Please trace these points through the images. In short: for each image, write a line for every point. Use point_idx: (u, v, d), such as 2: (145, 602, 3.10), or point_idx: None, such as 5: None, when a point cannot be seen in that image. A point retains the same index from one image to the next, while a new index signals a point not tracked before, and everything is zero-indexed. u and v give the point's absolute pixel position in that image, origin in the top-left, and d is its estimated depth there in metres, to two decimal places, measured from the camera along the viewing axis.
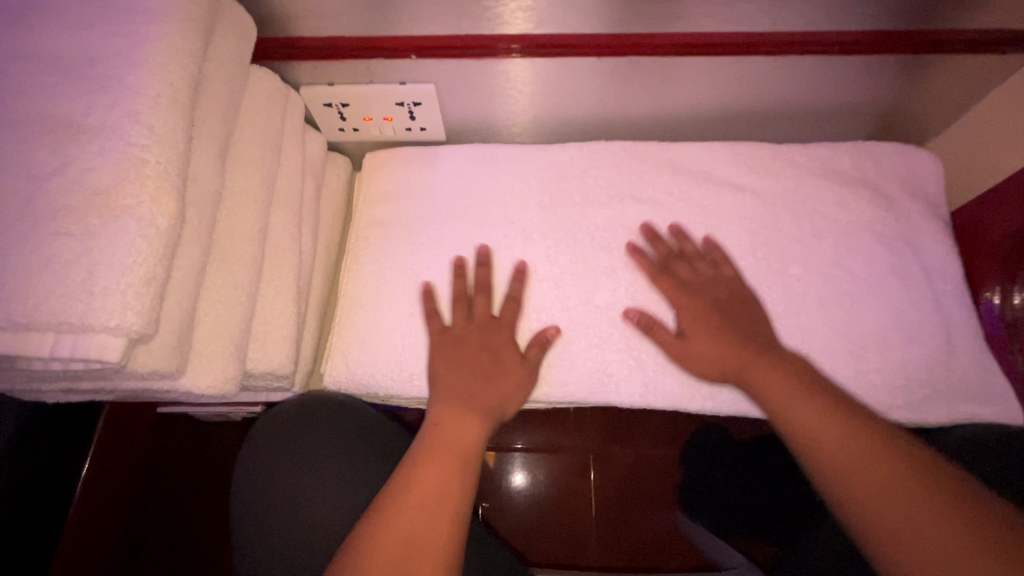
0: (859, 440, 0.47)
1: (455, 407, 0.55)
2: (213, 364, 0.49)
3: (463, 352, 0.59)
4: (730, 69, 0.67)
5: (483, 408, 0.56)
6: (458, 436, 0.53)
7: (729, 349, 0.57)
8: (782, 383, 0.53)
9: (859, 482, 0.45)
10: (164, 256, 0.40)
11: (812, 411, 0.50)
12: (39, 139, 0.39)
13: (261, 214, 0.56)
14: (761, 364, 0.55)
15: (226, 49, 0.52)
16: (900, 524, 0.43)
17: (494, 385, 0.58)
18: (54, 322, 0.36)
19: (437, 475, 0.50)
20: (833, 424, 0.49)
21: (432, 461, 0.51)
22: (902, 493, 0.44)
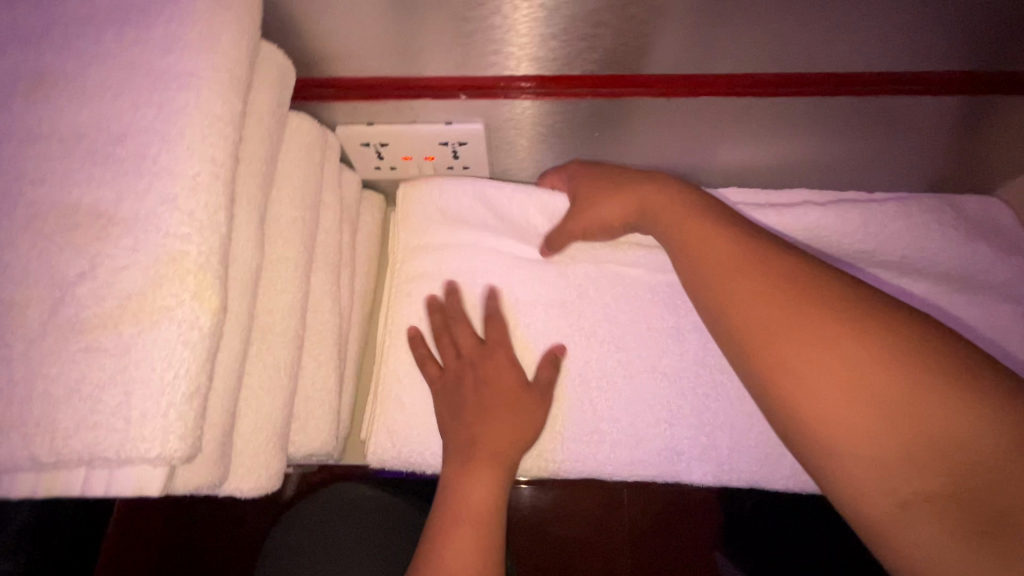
0: (803, 321, 0.39)
1: (473, 466, 0.51)
2: (257, 461, 0.45)
3: (462, 396, 0.55)
4: (812, 110, 0.61)
5: (501, 461, 0.52)
6: (481, 500, 0.50)
7: (622, 197, 0.55)
8: (675, 206, 0.50)
9: (801, 374, 0.38)
10: (206, 363, 0.34)
11: (753, 283, 0.43)
12: (61, 233, 0.33)
13: (301, 280, 0.50)
14: (665, 198, 0.51)
15: (265, 103, 0.46)
16: (828, 401, 0.37)
17: (503, 435, 0.53)
18: (86, 458, 0.31)
19: (469, 538, 0.48)
20: (783, 296, 0.41)
21: (463, 523, 0.48)
22: (844, 371, 0.37)
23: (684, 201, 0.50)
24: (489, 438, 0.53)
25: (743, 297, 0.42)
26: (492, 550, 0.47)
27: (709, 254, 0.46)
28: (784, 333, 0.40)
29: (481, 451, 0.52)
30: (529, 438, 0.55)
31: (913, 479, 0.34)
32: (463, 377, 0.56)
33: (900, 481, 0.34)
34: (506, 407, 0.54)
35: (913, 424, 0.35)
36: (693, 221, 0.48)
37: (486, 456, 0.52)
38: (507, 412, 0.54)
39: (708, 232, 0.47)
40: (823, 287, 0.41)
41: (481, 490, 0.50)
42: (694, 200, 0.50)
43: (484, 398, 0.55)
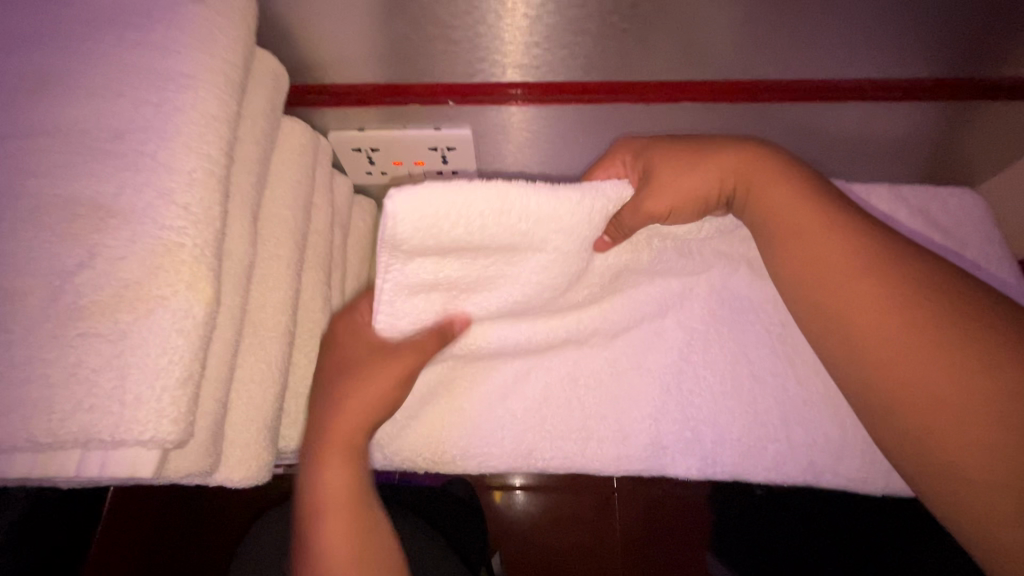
0: (888, 320, 0.40)
1: (330, 458, 0.48)
2: (248, 452, 0.46)
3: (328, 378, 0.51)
4: (784, 114, 0.64)
5: (358, 443, 0.49)
6: (342, 492, 0.47)
7: (714, 170, 0.49)
8: (803, 197, 0.46)
9: (901, 381, 0.39)
10: (198, 349, 0.35)
11: (834, 242, 0.44)
12: (61, 225, 0.34)
13: (292, 277, 0.51)
14: (770, 180, 0.47)
15: (259, 105, 0.48)
16: (911, 390, 0.39)
17: (352, 416, 0.49)
18: (81, 440, 0.32)
19: (343, 532, 0.46)
20: (860, 279, 0.42)
21: (327, 519, 0.46)
22: (930, 367, 0.38)
23: (771, 179, 0.47)
24: (344, 423, 0.49)
25: (823, 289, 0.44)
26: (366, 540, 0.46)
27: (796, 248, 0.45)
28: (856, 332, 0.42)
29: (334, 443, 0.48)
30: (385, 401, 0.50)
31: (993, 460, 0.36)
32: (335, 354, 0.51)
33: (999, 466, 0.36)
34: (357, 382, 0.50)
35: (988, 401, 0.36)
36: (778, 191, 0.47)
37: (339, 446, 0.48)
38: (362, 393, 0.49)
39: (799, 220, 0.45)
40: (893, 274, 0.41)
41: (336, 481, 0.47)
42: (802, 184, 0.47)
43: (342, 372, 0.50)
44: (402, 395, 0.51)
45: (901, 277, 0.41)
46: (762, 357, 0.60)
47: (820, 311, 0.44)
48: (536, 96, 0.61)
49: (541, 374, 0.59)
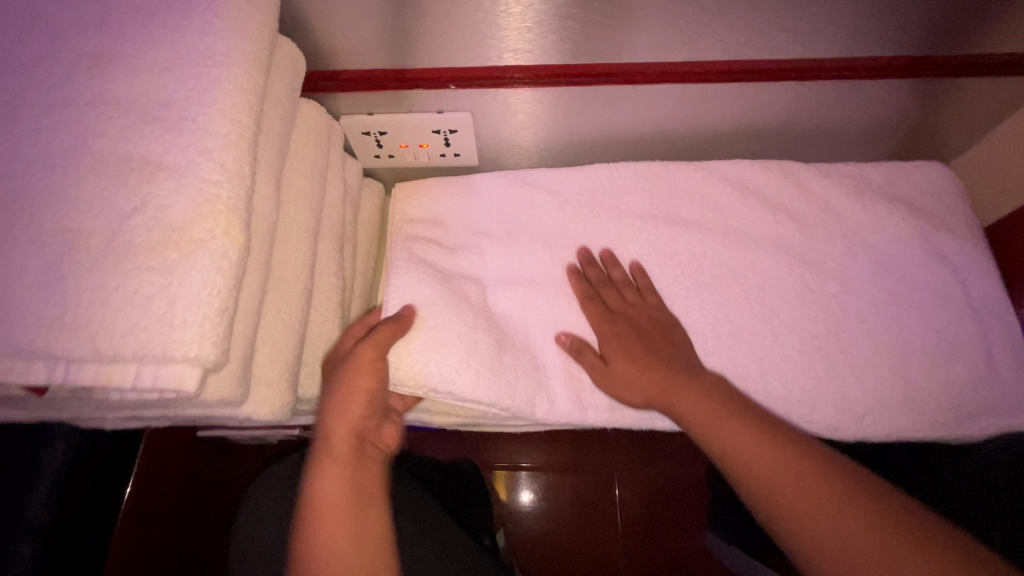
0: (796, 468, 0.48)
1: (333, 470, 0.51)
2: (271, 393, 0.50)
3: (332, 394, 0.55)
4: (758, 92, 0.69)
5: (357, 458, 0.52)
6: (342, 493, 0.50)
7: (652, 382, 0.57)
8: (712, 415, 0.54)
9: (800, 512, 0.46)
10: (233, 286, 0.41)
11: (743, 435, 0.51)
12: (118, 177, 0.40)
13: (310, 242, 0.57)
14: (687, 387, 0.56)
15: (281, 84, 0.54)
16: (799, 500, 0.47)
17: (347, 430, 0.53)
18: (137, 355, 0.37)
19: (348, 526, 0.48)
20: (770, 451, 0.50)
21: (329, 518, 0.48)
22: (819, 493, 0.46)
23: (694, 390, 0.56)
24: (336, 431, 0.53)
25: (739, 456, 0.51)
26: (370, 529, 0.49)
27: (725, 449, 0.52)
28: (782, 476, 0.48)
29: (333, 454, 0.52)
30: (378, 415, 0.54)
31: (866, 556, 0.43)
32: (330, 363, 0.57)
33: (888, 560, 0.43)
34: (339, 398, 0.54)
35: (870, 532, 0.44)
36: (731, 429, 0.52)
37: (336, 451, 0.52)
38: (355, 393, 0.54)
39: (716, 421, 0.53)
40: (782, 444, 0.50)
41: (336, 485, 0.50)
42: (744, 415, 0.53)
43: (342, 386, 0.54)
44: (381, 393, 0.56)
45: (806, 471, 0.48)
46: (740, 317, 0.65)
47: (737, 473, 0.51)
48: (540, 80, 0.67)
49: (539, 331, 0.66)
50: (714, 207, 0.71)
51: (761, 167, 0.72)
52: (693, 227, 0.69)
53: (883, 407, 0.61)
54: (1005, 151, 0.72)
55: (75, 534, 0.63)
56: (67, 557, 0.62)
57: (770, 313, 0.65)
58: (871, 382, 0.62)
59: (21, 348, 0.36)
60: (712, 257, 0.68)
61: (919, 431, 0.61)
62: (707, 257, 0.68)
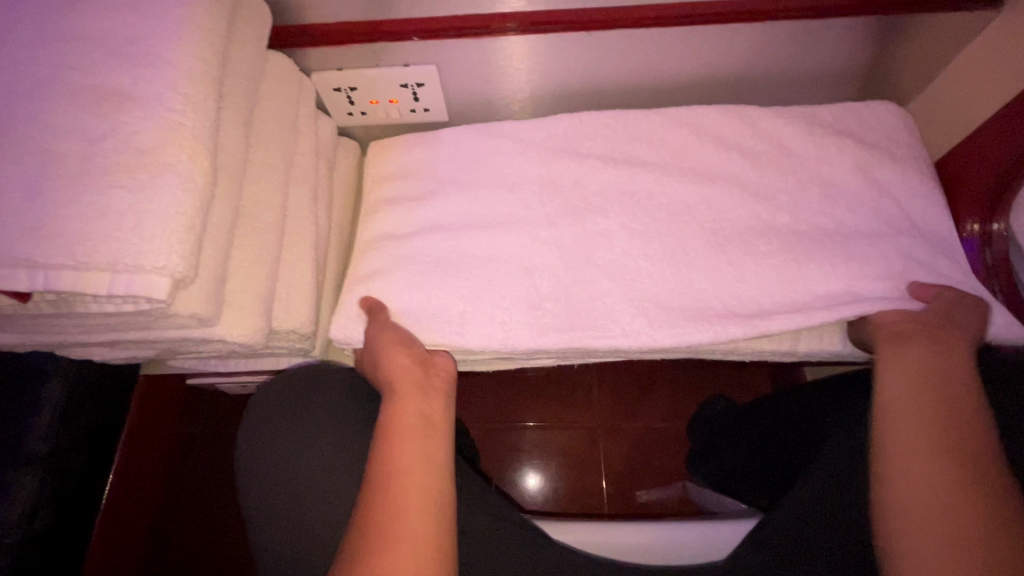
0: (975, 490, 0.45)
1: (411, 401, 0.56)
2: (245, 316, 0.54)
3: (382, 353, 0.61)
4: (712, 36, 0.72)
5: (417, 390, 0.57)
6: (416, 420, 0.55)
7: (928, 417, 0.50)
8: (920, 435, 0.49)
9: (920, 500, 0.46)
10: (200, 207, 0.44)
11: (915, 432, 0.49)
12: (91, 106, 0.44)
13: (281, 184, 0.61)
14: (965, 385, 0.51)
15: (248, 32, 0.57)
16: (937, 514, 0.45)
17: (409, 377, 0.58)
18: (111, 263, 0.41)
19: (409, 451, 0.52)
20: (928, 444, 0.48)
21: (399, 441, 0.53)
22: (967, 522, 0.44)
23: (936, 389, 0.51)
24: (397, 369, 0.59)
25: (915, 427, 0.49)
26: (434, 457, 0.53)
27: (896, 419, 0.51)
28: (917, 461, 0.48)
29: (399, 384, 0.58)
30: (407, 366, 0.59)
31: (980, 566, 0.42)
32: (377, 347, 0.62)
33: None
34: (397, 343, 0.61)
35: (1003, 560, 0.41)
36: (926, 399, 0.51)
37: (407, 381, 0.58)
38: (393, 345, 0.61)
39: (916, 421, 0.50)
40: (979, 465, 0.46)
41: (412, 407, 0.56)
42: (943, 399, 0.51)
43: (385, 365, 0.60)
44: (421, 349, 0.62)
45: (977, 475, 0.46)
46: (692, 251, 0.68)
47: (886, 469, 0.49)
48: (517, 28, 0.69)
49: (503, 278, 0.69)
50: (671, 149, 0.74)
51: (717, 110, 0.75)
52: (650, 169, 0.72)
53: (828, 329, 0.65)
54: (951, 88, 0.74)
55: (72, 467, 0.67)
56: (68, 487, 0.67)
57: (724, 247, 0.68)
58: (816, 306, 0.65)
59: (6, 256, 0.40)
60: (668, 196, 0.71)
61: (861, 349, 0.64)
62: (666, 196, 0.71)
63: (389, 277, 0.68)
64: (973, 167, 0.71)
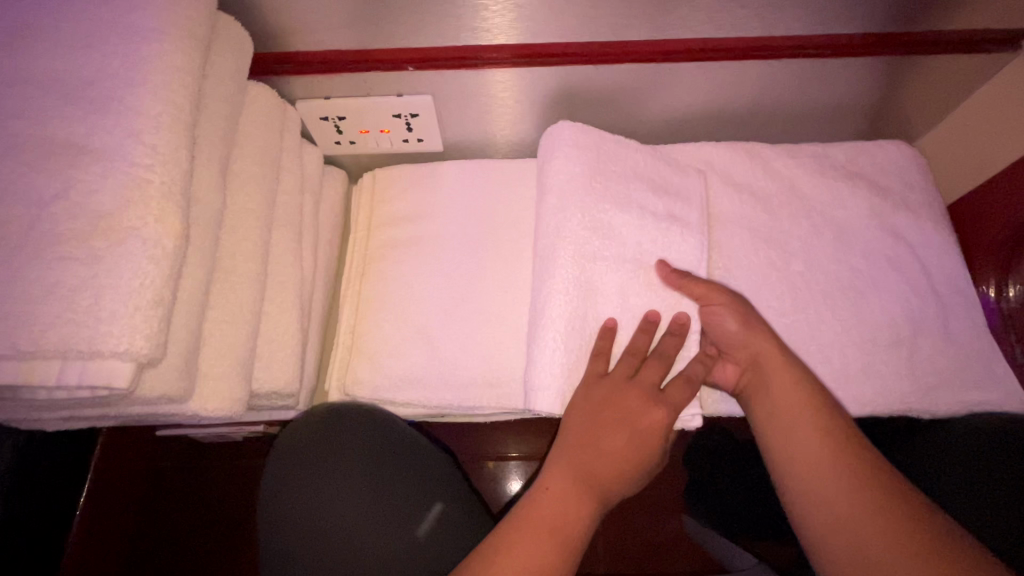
0: (827, 442, 0.50)
1: (565, 487, 0.52)
2: (221, 386, 0.49)
3: (592, 420, 0.54)
4: (724, 72, 0.69)
5: (586, 481, 0.52)
6: (555, 515, 0.50)
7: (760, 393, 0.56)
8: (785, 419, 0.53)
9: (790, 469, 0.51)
10: (171, 276, 0.39)
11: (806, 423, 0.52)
12: (42, 163, 0.38)
13: (262, 231, 0.55)
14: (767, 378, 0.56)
15: (226, 64, 0.51)
16: (818, 489, 0.49)
17: (596, 460, 0.53)
18: (61, 351, 0.35)
19: (545, 517, 0.50)
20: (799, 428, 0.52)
21: (526, 535, 0.49)
22: (836, 485, 0.49)
23: (790, 367, 0.55)
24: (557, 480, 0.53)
25: (787, 424, 0.53)
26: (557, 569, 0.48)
27: (765, 416, 0.55)
28: (790, 445, 0.52)
29: (580, 467, 0.53)
30: (631, 450, 0.54)
31: (861, 530, 0.46)
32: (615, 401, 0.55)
33: (871, 535, 0.45)
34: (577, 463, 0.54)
35: (875, 511, 0.46)
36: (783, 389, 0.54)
37: (582, 479, 0.52)
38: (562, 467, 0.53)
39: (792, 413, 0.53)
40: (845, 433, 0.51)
41: (563, 506, 0.51)
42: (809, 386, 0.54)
43: (598, 420, 0.55)
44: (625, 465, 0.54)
45: (822, 430, 0.51)
46: None
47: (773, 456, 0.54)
48: (521, 60, 0.65)
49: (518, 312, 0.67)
50: (681, 182, 0.68)
51: (727, 149, 0.72)
52: (661, 199, 0.66)
53: (848, 384, 0.61)
54: (966, 129, 0.72)
55: (26, 537, 0.61)
56: (17, 564, 0.60)
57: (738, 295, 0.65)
58: (832, 359, 0.62)
59: None
60: (681, 234, 0.65)
61: (883, 406, 0.61)
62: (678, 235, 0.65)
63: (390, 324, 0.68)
64: (991, 212, 0.69)
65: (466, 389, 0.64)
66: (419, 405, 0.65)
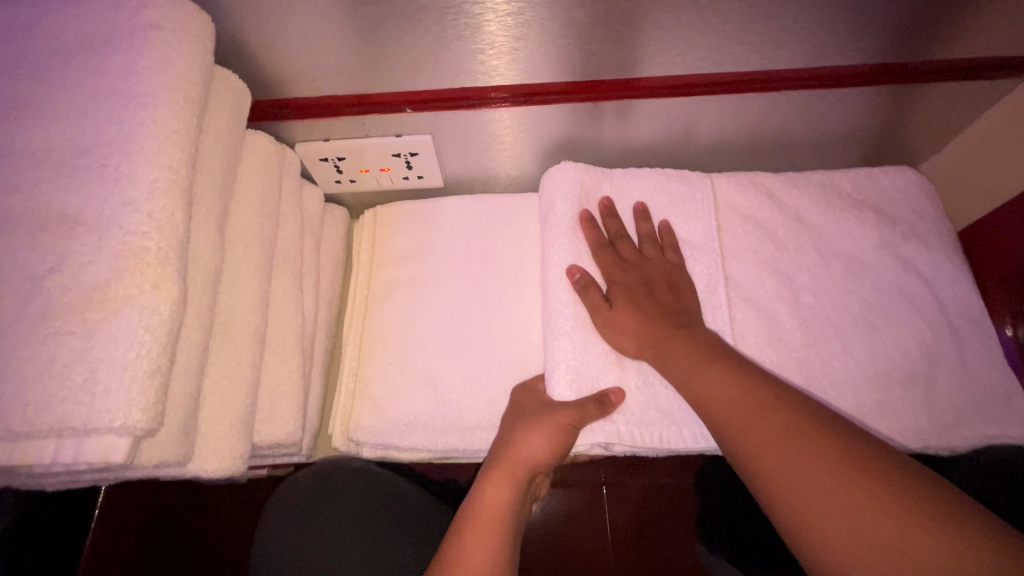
0: (770, 415, 0.45)
1: (499, 479, 0.54)
2: (220, 444, 0.48)
3: (622, 327, 0.58)
4: (724, 105, 0.68)
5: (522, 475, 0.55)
6: (496, 505, 0.53)
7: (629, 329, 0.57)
8: (695, 366, 0.52)
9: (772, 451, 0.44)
10: (166, 345, 0.38)
11: (718, 378, 0.50)
12: (37, 236, 0.38)
13: (262, 281, 0.55)
14: (672, 343, 0.55)
15: (223, 119, 0.51)
16: (757, 440, 0.44)
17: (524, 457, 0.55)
18: (55, 429, 0.35)
19: (486, 514, 0.52)
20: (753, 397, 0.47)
21: (476, 530, 0.51)
22: (795, 447, 0.43)
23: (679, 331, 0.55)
24: (520, 456, 0.56)
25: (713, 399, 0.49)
26: (504, 556, 0.49)
27: (675, 366, 0.53)
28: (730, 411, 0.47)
29: (510, 461, 0.55)
30: (548, 451, 0.55)
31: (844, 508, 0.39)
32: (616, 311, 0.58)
33: (834, 488, 0.40)
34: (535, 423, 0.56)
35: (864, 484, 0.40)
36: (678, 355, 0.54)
37: (513, 469, 0.55)
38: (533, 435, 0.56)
39: (699, 366, 0.51)
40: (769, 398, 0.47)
41: (501, 498, 0.53)
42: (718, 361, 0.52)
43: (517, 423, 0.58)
44: (569, 447, 0.56)
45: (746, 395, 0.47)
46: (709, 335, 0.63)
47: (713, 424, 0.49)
48: (520, 98, 0.65)
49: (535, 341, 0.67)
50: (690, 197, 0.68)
51: (730, 179, 0.71)
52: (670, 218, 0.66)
53: (864, 421, 0.60)
54: (975, 154, 0.71)
55: None
56: None
57: (746, 329, 0.63)
58: (849, 396, 0.60)
59: None
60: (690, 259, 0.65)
61: (902, 443, 0.59)
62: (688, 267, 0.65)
63: (395, 367, 0.67)
64: (1001, 238, 0.67)
65: (471, 432, 0.63)
66: (424, 449, 0.64)
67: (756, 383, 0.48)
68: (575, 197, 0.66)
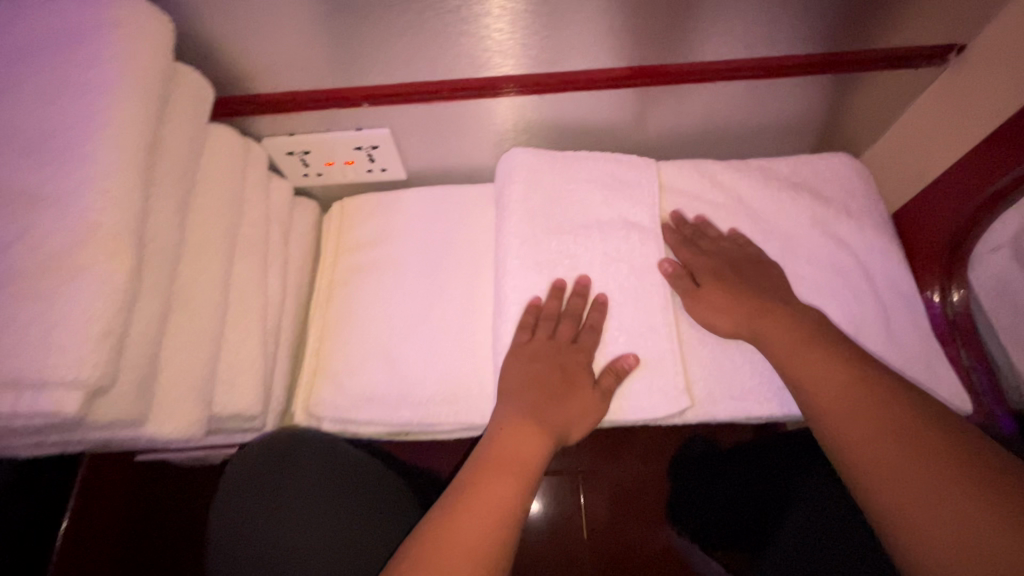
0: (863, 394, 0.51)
1: (516, 424, 0.55)
2: (179, 408, 0.52)
3: (718, 301, 0.62)
4: (665, 96, 0.72)
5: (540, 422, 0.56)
6: (516, 451, 0.54)
7: (730, 311, 0.61)
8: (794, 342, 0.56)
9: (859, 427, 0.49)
10: (121, 309, 0.42)
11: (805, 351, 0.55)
12: (4, 211, 0.42)
13: (224, 262, 0.59)
14: (771, 318, 0.58)
15: (183, 111, 0.55)
16: (849, 417, 0.50)
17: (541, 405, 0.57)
18: (16, 381, 0.39)
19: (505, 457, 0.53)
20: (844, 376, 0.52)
21: (493, 470, 0.52)
22: (881, 424, 0.49)
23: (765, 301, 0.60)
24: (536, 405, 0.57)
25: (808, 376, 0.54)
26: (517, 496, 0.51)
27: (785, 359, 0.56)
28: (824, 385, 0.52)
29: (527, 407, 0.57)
30: (564, 404, 0.58)
31: (931, 485, 0.44)
32: (711, 290, 0.63)
33: (918, 460, 0.46)
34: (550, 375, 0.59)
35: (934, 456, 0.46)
36: (825, 374, 0.53)
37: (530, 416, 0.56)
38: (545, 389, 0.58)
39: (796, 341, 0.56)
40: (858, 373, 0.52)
41: (519, 441, 0.54)
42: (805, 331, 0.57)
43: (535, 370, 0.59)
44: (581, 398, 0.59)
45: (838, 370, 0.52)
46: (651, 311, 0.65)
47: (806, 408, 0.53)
48: (471, 92, 0.69)
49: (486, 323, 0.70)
50: (635, 179, 0.71)
51: (676, 165, 0.74)
52: (615, 200, 0.70)
53: None
54: (907, 139, 0.74)
55: None
56: None
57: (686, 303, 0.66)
58: None
59: None
60: (638, 238, 0.68)
61: None
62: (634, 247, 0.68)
63: (356, 346, 0.71)
64: (930, 217, 0.71)
65: (426, 408, 0.67)
66: (380, 423, 0.67)
67: (839, 356, 0.54)
68: (527, 183, 0.69)
